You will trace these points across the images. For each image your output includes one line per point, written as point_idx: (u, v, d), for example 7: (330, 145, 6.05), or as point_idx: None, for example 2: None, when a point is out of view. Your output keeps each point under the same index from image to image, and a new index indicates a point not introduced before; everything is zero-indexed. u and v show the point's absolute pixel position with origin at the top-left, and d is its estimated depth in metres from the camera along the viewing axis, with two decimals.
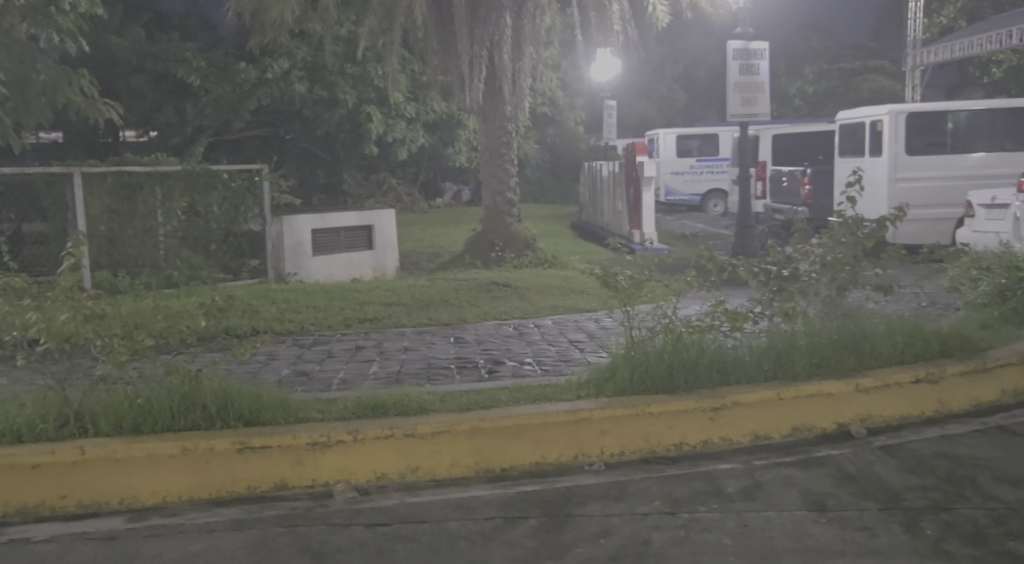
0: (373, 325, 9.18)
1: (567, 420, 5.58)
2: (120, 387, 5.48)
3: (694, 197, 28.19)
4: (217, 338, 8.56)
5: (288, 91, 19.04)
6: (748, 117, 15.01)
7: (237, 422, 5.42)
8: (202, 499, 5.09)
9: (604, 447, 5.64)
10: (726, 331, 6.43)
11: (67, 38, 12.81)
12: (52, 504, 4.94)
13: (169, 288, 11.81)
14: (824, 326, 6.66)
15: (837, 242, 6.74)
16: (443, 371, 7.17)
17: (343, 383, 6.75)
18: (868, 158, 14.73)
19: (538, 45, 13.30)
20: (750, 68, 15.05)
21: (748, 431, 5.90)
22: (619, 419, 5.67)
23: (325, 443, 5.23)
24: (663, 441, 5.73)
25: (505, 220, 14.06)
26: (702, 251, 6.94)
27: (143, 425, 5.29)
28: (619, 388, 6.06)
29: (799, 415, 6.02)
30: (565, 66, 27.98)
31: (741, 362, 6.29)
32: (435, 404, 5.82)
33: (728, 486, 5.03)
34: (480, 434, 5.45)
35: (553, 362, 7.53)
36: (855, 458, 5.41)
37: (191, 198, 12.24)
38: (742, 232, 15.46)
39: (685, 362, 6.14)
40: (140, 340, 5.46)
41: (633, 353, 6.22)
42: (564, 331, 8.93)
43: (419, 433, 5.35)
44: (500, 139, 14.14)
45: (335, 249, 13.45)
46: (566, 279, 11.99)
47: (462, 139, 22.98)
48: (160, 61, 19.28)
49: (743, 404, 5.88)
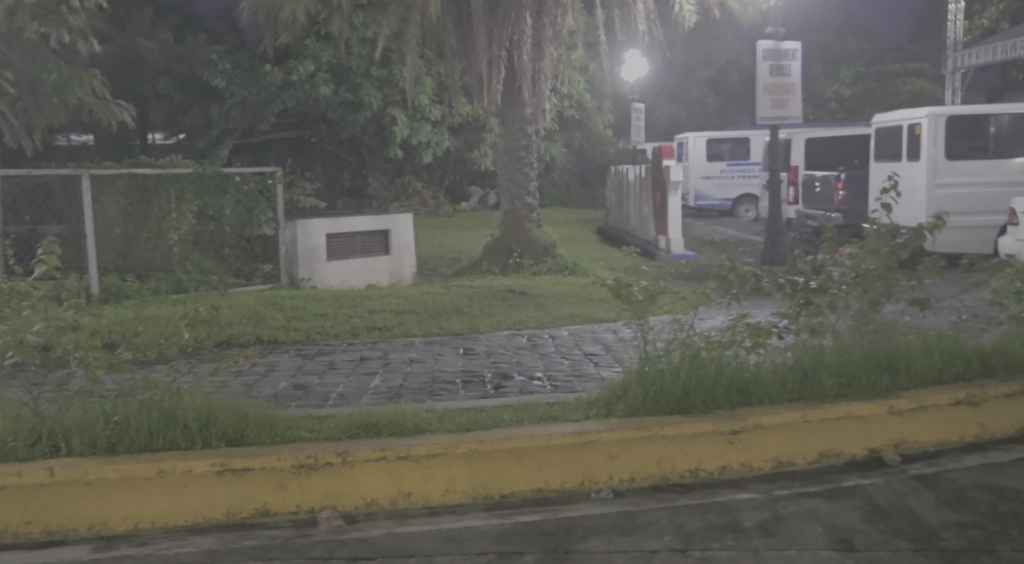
0: (381, 334, 8.84)
1: (573, 443, 5.19)
2: (97, 402, 5.17)
3: (725, 202, 27.66)
4: (218, 345, 8.33)
5: (312, 94, 18.74)
6: (779, 119, 14.50)
7: (220, 442, 5.08)
8: (177, 526, 4.74)
9: (613, 473, 5.22)
10: (747, 347, 6.01)
11: (82, 38, 12.62)
12: (15, 530, 4.61)
13: (178, 293, 11.54)
14: (854, 343, 6.19)
15: (870, 252, 6.31)
16: (448, 386, 6.78)
17: (340, 398, 6.39)
18: (906, 164, 14.21)
19: (560, 45, 12.84)
20: (781, 69, 14.52)
21: (771, 457, 5.45)
22: (630, 442, 5.26)
23: (311, 465, 4.88)
24: (677, 466, 5.30)
25: (524, 226, 13.57)
26: (723, 260, 6.45)
27: (118, 444, 4.97)
28: (631, 409, 5.67)
29: (826, 440, 5.57)
30: (593, 68, 27.56)
31: (763, 381, 5.86)
32: (433, 424, 5.46)
33: (746, 519, 4.59)
34: (478, 458, 5.08)
35: (564, 378, 7.09)
36: (887, 489, 4.94)
37: (202, 201, 11.92)
38: (772, 241, 14.93)
39: (703, 382, 5.72)
40: (119, 353, 5.11)
41: (647, 370, 5.82)
42: (578, 343, 8.53)
43: (413, 456, 5.00)
44: (519, 142, 13.70)
45: (350, 254, 12.99)
46: (587, 286, 11.59)
47: (488, 142, 22.63)
48: (186, 63, 19.26)
49: (765, 427, 5.45)
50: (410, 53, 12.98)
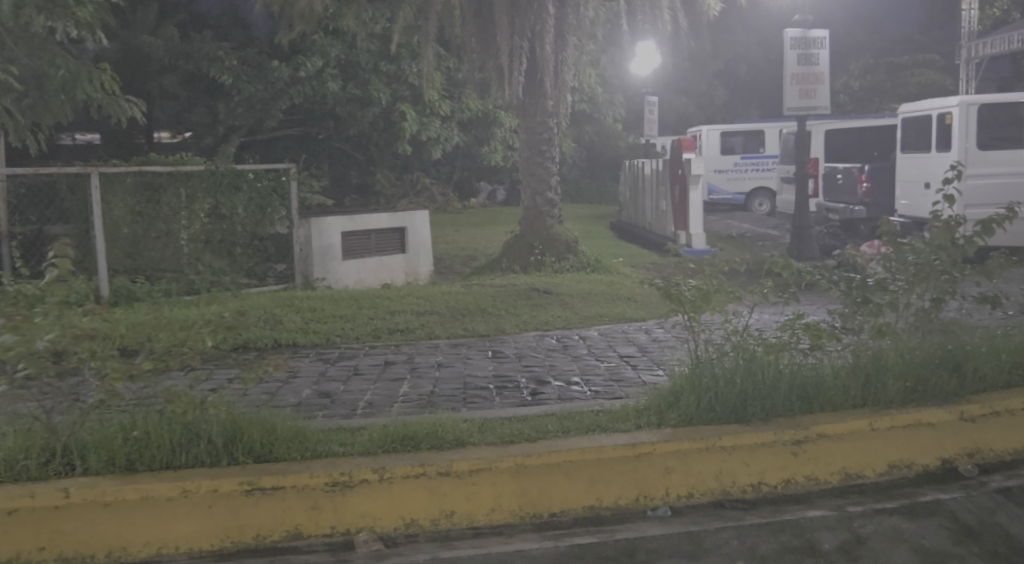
0: (404, 336, 8.47)
1: (625, 455, 4.81)
2: (115, 415, 4.78)
3: (738, 196, 27.17)
4: (235, 351, 7.94)
5: (321, 90, 18.20)
6: (806, 110, 14.07)
7: (247, 458, 4.71)
8: (203, 552, 4.37)
9: (670, 488, 4.84)
10: (803, 350, 5.63)
11: (89, 32, 12.23)
12: (28, 558, 4.24)
13: (190, 296, 11.17)
14: (915, 342, 5.79)
15: (935, 247, 5.91)
16: (481, 393, 6.39)
17: (369, 408, 6.00)
18: (934, 154, 13.80)
19: (582, 35, 12.62)
20: (809, 58, 14.10)
21: (838, 469, 5.08)
22: (686, 454, 4.89)
23: (346, 483, 4.52)
24: (738, 480, 4.93)
25: (545, 221, 13.20)
26: (775, 255, 5.99)
27: (138, 461, 4.60)
28: (685, 418, 5.28)
29: (896, 450, 5.19)
30: (603, 61, 27.06)
31: (824, 385, 5.48)
32: (474, 436, 5.07)
33: (825, 541, 4.28)
34: (526, 473, 4.71)
35: (603, 382, 6.69)
36: (971, 504, 4.62)
37: (214, 198, 11.56)
38: (799, 236, 14.53)
39: (760, 389, 5.34)
40: (138, 363, 4.72)
41: (700, 376, 5.44)
42: (612, 345, 8.12)
43: (455, 472, 4.63)
44: (541, 135, 13.30)
45: (365, 252, 12.53)
46: (611, 284, 11.20)
47: (499, 138, 22.06)
48: (193, 60, 18.66)
49: (830, 437, 5.07)
50: (427, 46, 12.55)
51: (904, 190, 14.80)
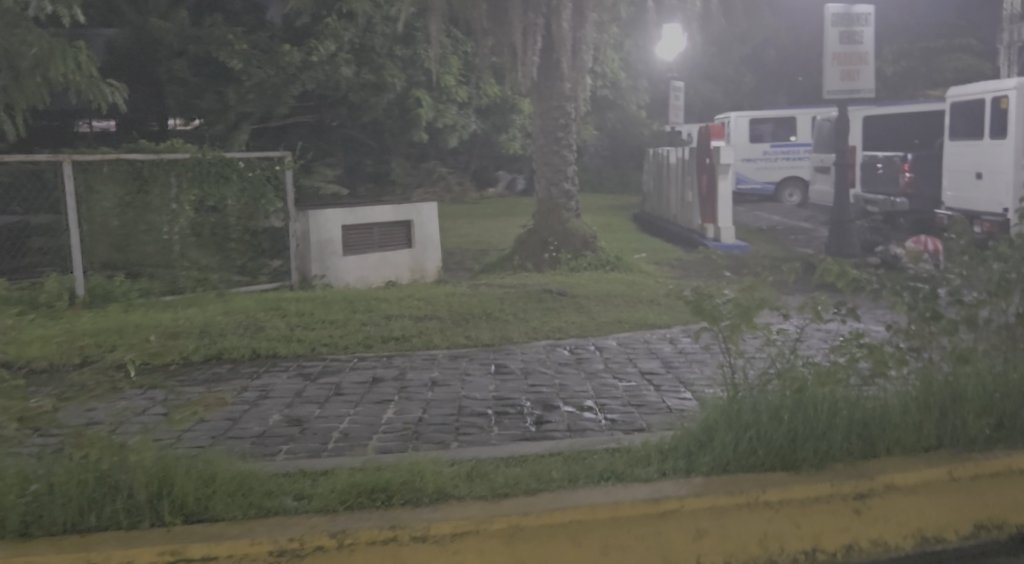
0: (398, 345, 7.54)
1: (646, 513, 3.87)
2: (14, 463, 3.90)
3: (768, 185, 25.86)
4: (203, 364, 7.07)
5: (334, 76, 16.83)
6: (849, 93, 12.97)
7: (176, 517, 3.79)
8: None
9: (701, 555, 3.89)
10: (862, 377, 4.62)
11: (68, 8, 11.13)
12: None
13: (173, 294, 10.32)
14: (995, 367, 4.77)
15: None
16: (476, 421, 5.43)
17: (343, 441, 5.06)
18: (985, 143, 12.72)
19: (605, 12, 11.55)
20: (852, 36, 12.94)
21: (911, 531, 4.10)
22: (722, 510, 3.94)
23: (295, 551, 3.60)
24: (787, 545, 3.97)
25: (561, 215, 12.21)
26: (830, 260, 4.88)
27: (36, 524, 3.69)
28: (719, 463, 4.27)
29: (983, 506, 4.22)
30: (627, 44, 25.82)
31: (890, 420, 4.48)
32: (460, 486, 4.12)
33: None
34: (521, 536, 3.77)
35: (621, 408, 5.74)
36: None
37: (201, 190, 10.57)
38: (838, 231, 13.42)
39: (813, 426, 4.33)
40: (36, 401, 3.80)
41: (736, 409, 4.44)
42: (632, 359, 7.12)
43: (433, 536, 3.70)
44: (558, 121, 12.30)
45: (367, 248, 11.59)
46: (633, 285, 10.22)
47: (518, 125, 20.93)
48: (204, 44, 16.83)
49: (901, 489, 4.11)
50: (434, 26, 11.57)
51: (949, 180, 13.62)
